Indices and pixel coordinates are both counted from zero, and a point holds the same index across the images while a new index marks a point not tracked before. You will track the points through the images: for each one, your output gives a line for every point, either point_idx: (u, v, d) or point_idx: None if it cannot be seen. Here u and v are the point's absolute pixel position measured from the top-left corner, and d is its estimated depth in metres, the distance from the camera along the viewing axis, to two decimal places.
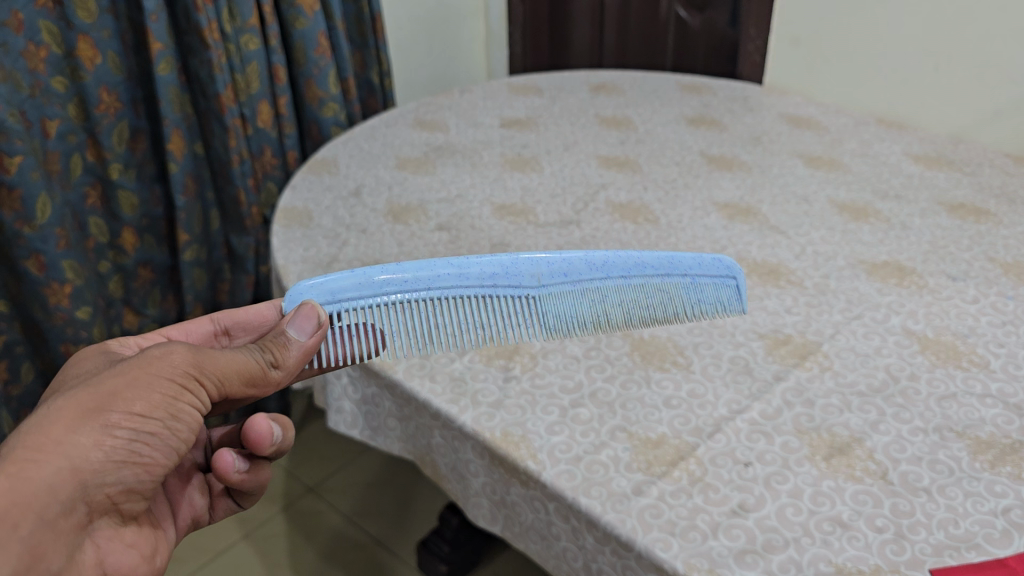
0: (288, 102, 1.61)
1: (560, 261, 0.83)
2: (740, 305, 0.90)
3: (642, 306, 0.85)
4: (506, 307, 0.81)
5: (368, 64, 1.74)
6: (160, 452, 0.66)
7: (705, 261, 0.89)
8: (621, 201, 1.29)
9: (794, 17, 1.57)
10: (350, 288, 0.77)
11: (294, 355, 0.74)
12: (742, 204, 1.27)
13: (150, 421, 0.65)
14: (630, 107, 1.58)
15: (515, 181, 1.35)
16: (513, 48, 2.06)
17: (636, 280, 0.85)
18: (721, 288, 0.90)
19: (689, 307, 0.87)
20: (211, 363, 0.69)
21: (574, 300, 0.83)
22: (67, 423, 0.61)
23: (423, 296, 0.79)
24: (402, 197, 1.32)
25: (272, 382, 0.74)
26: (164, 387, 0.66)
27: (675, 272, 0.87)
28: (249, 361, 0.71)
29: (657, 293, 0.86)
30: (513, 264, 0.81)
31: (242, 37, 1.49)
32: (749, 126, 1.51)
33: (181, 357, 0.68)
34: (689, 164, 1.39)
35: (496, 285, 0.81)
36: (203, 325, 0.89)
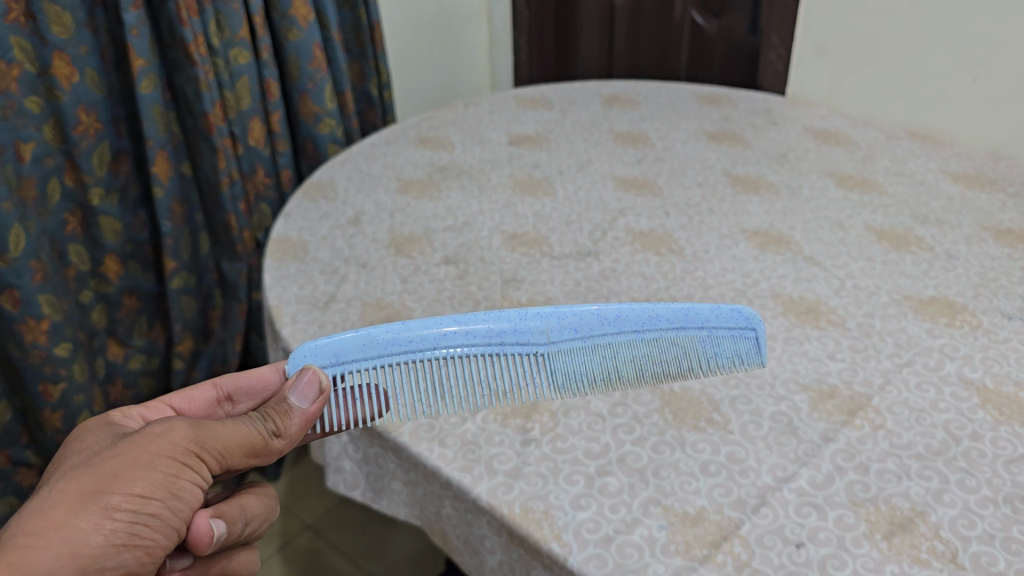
0: (281, 118, 1.51)
1: (570, 315, 0.72)
2: (759, 359, 0.76)
3: (654, 363, 0.74)
4: (514, 367, 0.71)
5: (366, 76, 1.65)
6: (162, 535, 0.61)
7: (722, 312, 0.76)
8: (641, 229, 1.19)
9: (818, 23, 1.47)
10: (354, 349, 0.69)
11: (296, 424, 0.67)
12: (773, 232, 1.18)
13: (151, 502, 0.60)
14: (646, 121, 1.49)
15: (525, 208, 1.25)
16: (519, 54, 1.96)
17: (652, 334, 0.74)
18: (739, 338, 0.77)
19: (704, 361, 0.75)
20: (214, 437, 0.64)
21: (586, 358, 0.73)
22: (67, 507, 0.57)
23: (429, 357, 0.70)
24: (404, 225, 1.22)
25: (276, 453, 0.68)
26: (165, 466, 0.61)
27: (690, 326, 0.75)
28: (252, 432, 0.66)
29: (672, 348, 0.74)
30: (522, 320, 0.71)
31: (231, 50, 1.40)
32: (774, 142, 1.42)
33: (182, 431, 0.63)
34: (713, 185, 1.29)
35: (504, 342, 0.71)
36: (204, 391, 0.80)
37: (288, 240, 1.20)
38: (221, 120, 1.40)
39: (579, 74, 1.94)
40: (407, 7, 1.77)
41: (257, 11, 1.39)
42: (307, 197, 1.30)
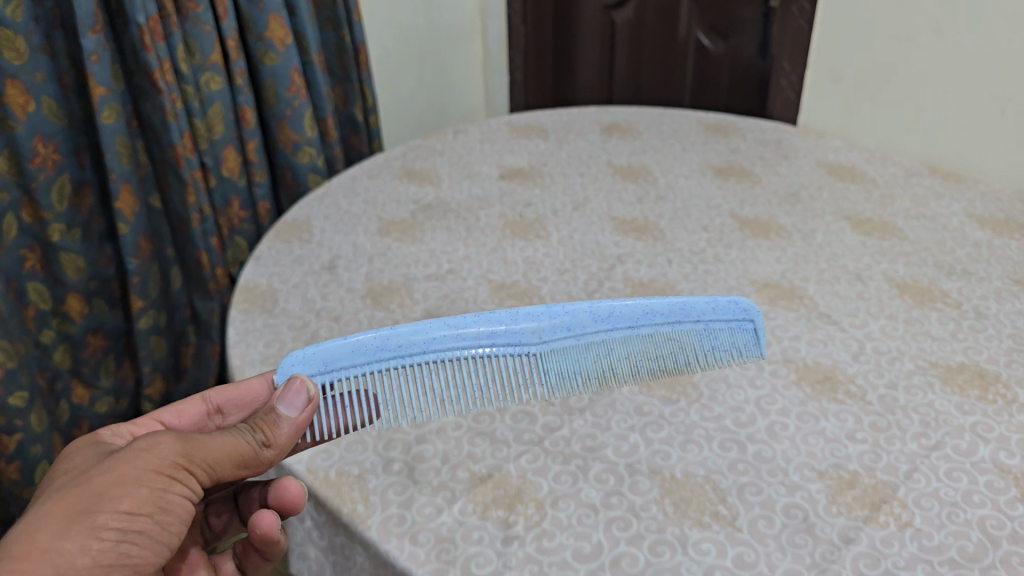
0: (257, 147, 1.42)
1: (561, 313, 0.72)
2: (759, 352, 0.76)
3: (650, 357, 0.74)
4: (503, 369, 0.71)
5: (350, 100, 1.55)
6: (149, 551, 0.60)
7: (718, 304, 0.76)
8: (640, 279, 1.09)
9: (833, 48, 1.37)
10: (343, 355, 0.70)
11: (285, 433, 0.67)
12: (784, 284, 1.08)
13: (139, 519, 0.59)
14: (647, 153, 1.39)
15: (516, 253, 1.15)
16: (514, 73, 1.86)
17: (646, 329, 0.74)
18: (737, 332, 0.76)
19: (702, 355, 0.75)
20: (203, 449, 0.63)
21: (578, 356, 0.73)
22: (53, 529, 0.56)
23: (419, 360, 0.71)
24: (383, 273, 1.12)
25: (266, 463, 0.67)
26: (151, 481, 0.60)
27: (685, 319, 0.75)
28: (241, 443, 0.65)
29: (667, 341, 0.75)
30: (513, 322, 0.71)
31: (202, 76, 1.31)
32: (785, 178, 1.32)
33: (169, 445, 0.62)
34: (719, 229, 1.20)
35: (494, 343, 0.71)
36: (194, 405, 0.79)
37: (257, 287, 1.10)
38: (191, 151, 1.31)
39: (578, 101, 1.88)
40: (394, 27, 1.67)
41: (231, 34, 1.30)
42: (281, 238, 1.20)
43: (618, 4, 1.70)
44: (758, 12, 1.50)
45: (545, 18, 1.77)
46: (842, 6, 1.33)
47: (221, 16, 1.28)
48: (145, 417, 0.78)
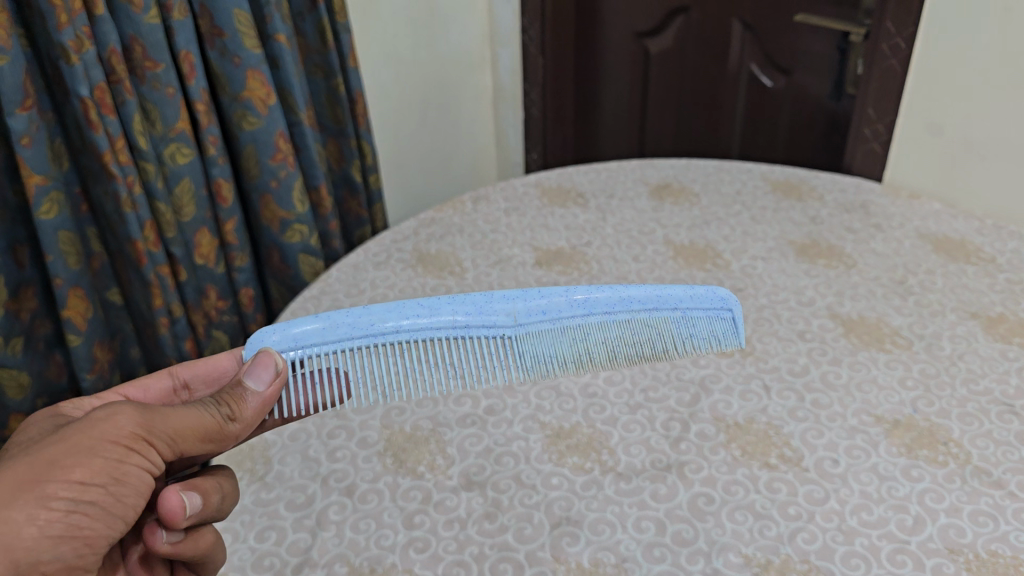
0: (238, 226, 1.17)
1: (537, 297, 0.71)
2: (736, 339, 0.74)
3: (630, 344, 0.72)
4: (479, 351, 0.69)
5: (346, 157, 1.29)
6: (103, 523, 0.57)
7: (696, 292, 0.74)
8: (735, 420, 0.86)
9: (928, 94, 1.14)
10: (314, 332, 0.67)
11: (251, 408, 0.64)
12: (919, 422, 0.85)
13: (90, 490, 0.56)
14: (711, 223, 1.15)
15: (571, 381, 0.91)
16: (531, 108, 1.58)
17: (623, 315, 0.72)
18: (714, 319, 0.75)
19: (679, 343, 0.73)
20: (165, 421, 0.60)
21: (555, 341, 0.71)
22: (0, 496, 0.54)
23: (391, 340, 0.68)
24: (402, 419, 0.88)
25: (231, 437, 0.64)
26: (106, 451, 0.57)
27: (664, 306, 0.73)
28: (207, 416, 0.62)
29: (642, 329, 0.73)
30: (487, 303, 0.70)
31: (166, 148, 1.05)
32: (883, 257, 1.08)
33: (128, 416, 0.59)
34: (818, 335, 0.96)
35: (467, 325, 0.69)
36: (162, 379, 0.75)
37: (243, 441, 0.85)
38: (157, 244, 1.05)
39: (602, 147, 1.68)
40: (393, 63, 1.43)
41: (200, 96, 1.05)
42: None
43: (652, 31, 1.50)
44: (832, 47, 1.33)
45: (564, 48, 1.52)
46: (941, 43, 1.10)
47: (187, 76, 1.03)
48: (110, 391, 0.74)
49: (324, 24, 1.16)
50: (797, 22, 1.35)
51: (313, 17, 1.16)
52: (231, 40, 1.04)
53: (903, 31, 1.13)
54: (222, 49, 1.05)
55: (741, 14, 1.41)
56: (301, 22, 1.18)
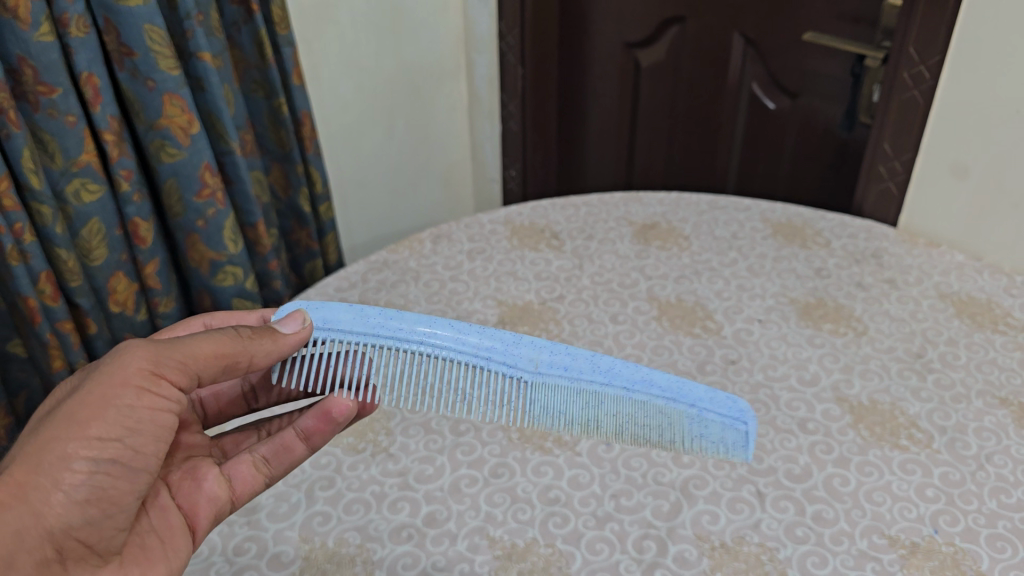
0: (161, 267, 1.02)
1: (565, 352, 0.66)
2: (744, 453, 0.66)
3: (638, 424, 0.66)
4: (488, 386, 0.65)
5: (293, 185, 1.15)
6: (127, 480, 0.56)
7: (715, 396, 0.65)
8: (722, 541, 0.72)
9: (955, 131, 0.99)
10: (342, 318, 0.65)
11: (271, 338, 0.63)
12: (941, 546, 0.71)
13: (108, 446, 0.55)
14: (702, 275, 1.01)
15: (530, 482, 0.77)
16: (507, 122, 1.42)
17: (642, 396, 0.65)
18: (726, 426, 0.65)
19: (687, 440, 0.66)
20: (173, 350, 0.59)
21: (568, 399, 0.66)
22: (24, 464, 0.53)
23: (411, 351, 0.65)
24: (326, 530, 0.74)
25: (254, 358, 0.62)
26: (119, 397, 0.56)
27: (682, 400, 0.65)
28: (222, 339, 0.61)
29: (656, 416, 0.66)
30: (514, 344, 0.65)
31: (70, 185, 0.90)
32: (898, 322, 0.94)
33: (135, 355, 0.58)
34: (822, 422, 0.82)
35: (486, 359, 0.65)
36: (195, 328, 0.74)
37: None
38: (55, 297, 0.91)
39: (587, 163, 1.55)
40: (352, 76, 1.28)
41: (108, 125, 0.90)
42: None
43: (643, 42, 1.37)
44: (844, 69, 1.22)
45: (543, 58, 1.37)
46: (971, 73, 0.95)
47: (91, 102, 0.88)
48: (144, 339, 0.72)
49: (262, 37, 1.01)
50: (806, 41, 1.24)
51: (250, 28, 1.01)
52: (142, 60, 0.89)
53: (927, 60, 0.97)
54: (132, 70, 0.89)
55: (742, 26, 1.28)
56: (236, 34, 1.02)
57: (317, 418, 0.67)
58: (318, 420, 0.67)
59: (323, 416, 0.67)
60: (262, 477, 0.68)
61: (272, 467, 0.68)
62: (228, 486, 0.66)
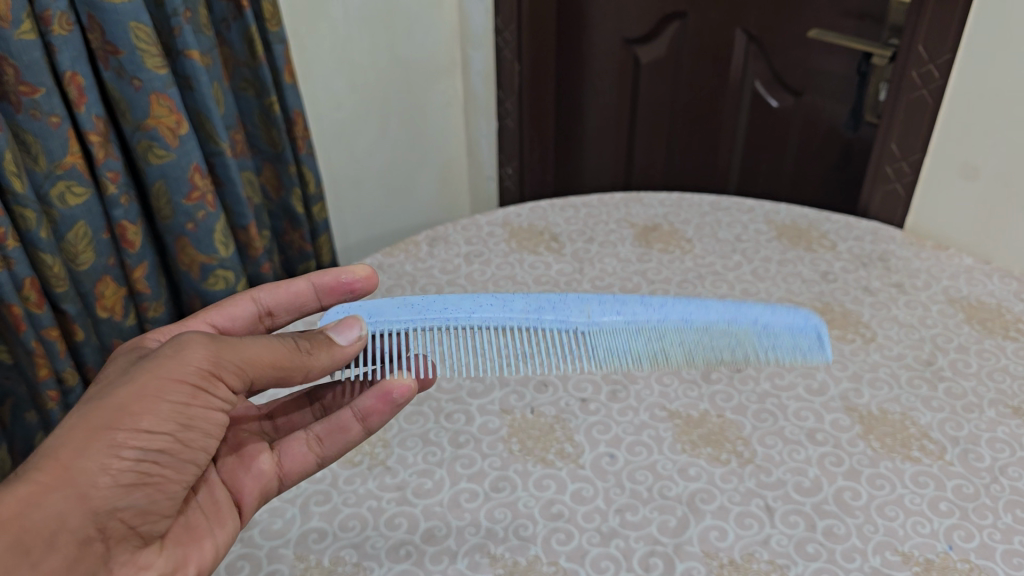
0: (150, 271, 0.99)
1: (612, 298, 0.70)
2: (823, 355, 0.70)
3: (706, 348, 0.70)
4: (550, 342, 0.69)
5: (286, 186, 1.12)
6: (173, 470, 0.57)
7: (777, 310, 0.71)
8: (730, 558, 0.69)
9: (964, 131, 0.97)
10: (387, 307, 0.68)
11: (326, 356, 0.63)
12: (957, 563, 0.68)
13: (159, 438, 0.55)
14: (705, 279, 1.00)
15: (532, 496, 0.75)
16: (504, 119, 1.39)
17: (702, 323, 0.70)
18: (795, 335, 0.71)
19: (759, 353, 0.70)
20: (234, 351, 0.59)
21: (629, 338, 0.69)
22: (75, 444, 0.52)
23: (463, 324, 0.69)
24: (322, 548, 0.71)
25: (305, 374, 0.62)
26: (174, 393, 0.56)
27: (743, 318, 0.70)
28: (281, 346, 0.61)
29: (726, 337, 0.70)
30: (563, 301, 0.70)
31: (56, 187, 0.87)
32: (906, 328, 0.92)
33: (197, 351, 0.57)
34: (831, 431, 0.80)
35: (540, 318, 0.69)
36: (243, 305, 0.74)
37: None
38: (39, 304, 0.88)
39: (585, 161, 1.52)
40: (347, 72, 1.25)
41: (93, 126, 0.87)
42: None
43: (641, 38, 1.35)
44: (850, 66, 1.20)
45: (540, 53, 1.34)
46: (982, 71, 0.92)
47: (75, 102, 0.85)
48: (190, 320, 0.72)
49: (252, 34, 0.98)
50: (811, 38, 1.22)
51: (240, 24, 0.98)
52: (128, 59, 0.86)
53: (937, 58, 0.95)
54: (118, 69, 0.86)
55: (744, 22, 1.27)
56: (226, 30, 0.99)
57: (377, 398, 0.66)
58: (377, 402, 0.66)
59: (382, 398, 0.66)
60: (314, 456, 0.68)
61: (325, 447, 0.68)
62: (277, 464, 0.67)
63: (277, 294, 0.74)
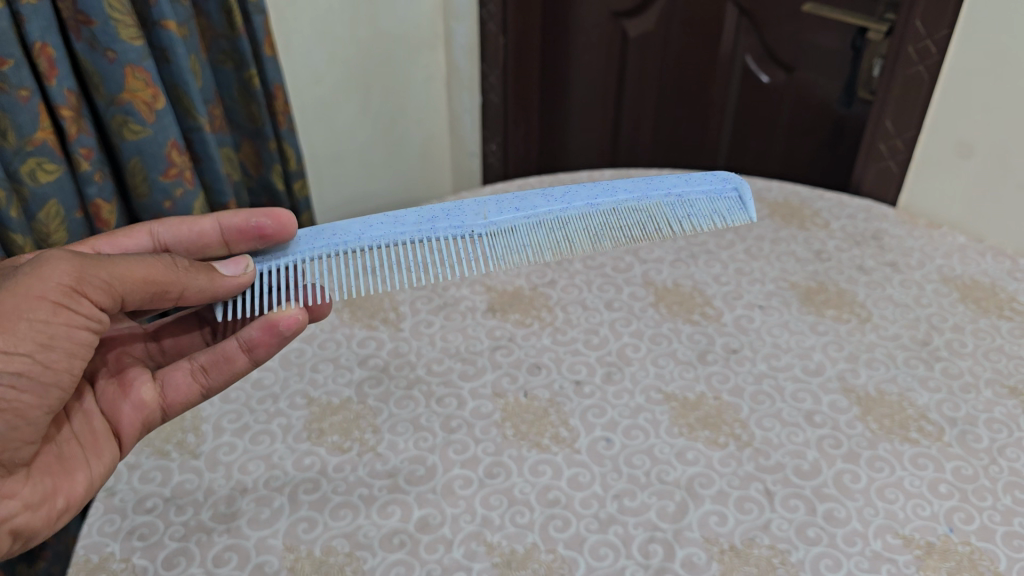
0: None
1: (508, 199, 0.69)
2: (745, 214, 0.70)
3: (615, 229, 0.68)
4: (451, 250, 0.66)
5: (265, 162, 1.09)
6: (34, 395, 0.55)
7: (688, 178, 0.72)
8: (731, 544, 0.67)
9: (961, 107, 0.96)
10: (277, 246, 0.67)
11: (201, 280, 0.61)
12: (957, 546, 0.67)
13: (15, 358, 0.53)
14: (697, 260, 0.99)
15: (528, 482, 0.73)
16: (488, 94, 1.36)
17: (605, 205, 0.69)
18: (716, 199, 0.71)
19: (675, 221, 0.69)
20: (100, 268, 0.57)
21: (531, 231, 0.68)
22: None
23: (354, 244, 0.66)
24: (312, 538, 0.69)
25: (174, 295, 0.61)
26: (33, 307, 0.54)
27: (653, 192, 0.70)
28: (150, 267, 0.59)
29: (633, 216, 0.69)
30: (457, 208, 0.68)
31: (27, 165, 0.83)
32: (899, 307, 0.91)
33: (58, 267, 0.55)
34: (828, 410, 0.79)
35: (436, 227, 0.67)
36: (139, 238, 0.70)
37: (103, 570, 0.67)
38: None
39: (571, 139, 1.50)
40: (327, 45, 1.21)
41: (64, 99, 0.83)
42: (151, 450, 0.78)
43: (631, 12, 1.33)
44: (842, 42, 1.19)
45: (526, 25, 1.31)
46: (979, 47, 0.91)
47: (46, 74, 0.81)
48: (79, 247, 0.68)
49: (230, 4, 0.94)
50: (805, 13, 1.21)
51: None
52: (102, 29, 0.82)
53: (934, 33, 0.93)
54: (91, 40, 0.82)
55: None
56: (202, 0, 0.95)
57: (262, 330, 0.65)
58: (264, 331, 0.65)
59: (269, 329, 0.65)
60: (198, 386, 0.68)
61: (211, 377, 0.68)
62: (159, 395, 0.68)
63: (175, 230, 0.70)
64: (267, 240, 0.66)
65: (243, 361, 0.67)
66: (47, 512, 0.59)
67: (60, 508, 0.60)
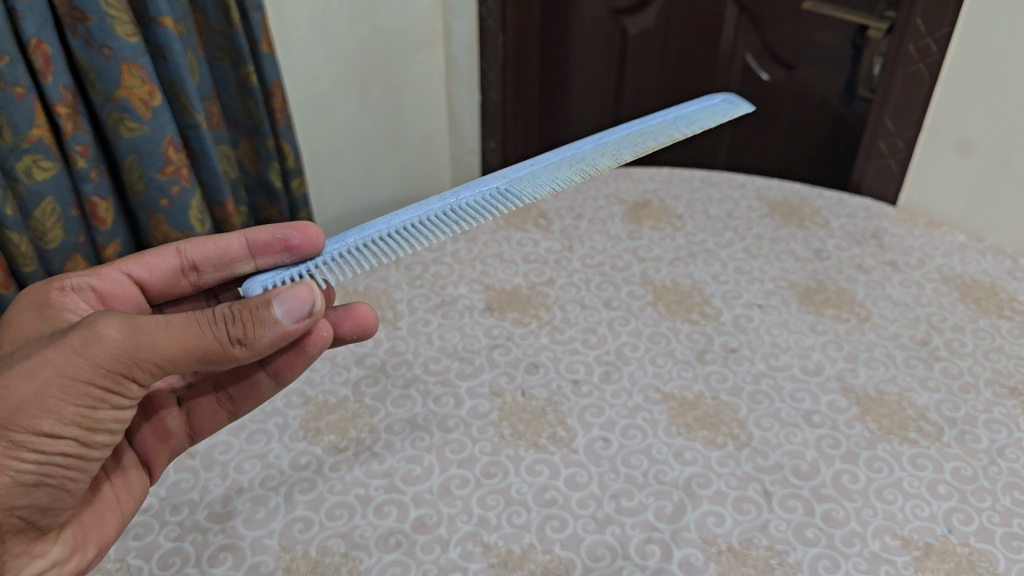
0: (121, 248, 0.96)
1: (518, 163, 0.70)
2: (743, 104, 0.80)
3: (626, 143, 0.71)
4: (480, 208, 0.64)
5: (263, 159, 1.08)
6: (76, 470, 0.53)
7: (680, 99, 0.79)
8: (729, 544, 0.67)
9: (960, 106, 0.96)
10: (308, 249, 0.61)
11: (268, 337, 0.53)
12: (956, 547, 0.67)
13: (60, 442, 0.51)
14: (696, 258, 0.99)
15: (525, 482, 0.72)
16: (487, 91, 1.37)
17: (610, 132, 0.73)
18: (710, 106, 0.79)
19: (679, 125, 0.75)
20: (150, 351, 0.51)
21: (550, 175, 0.68)
22: None
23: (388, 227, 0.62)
24: (308, 538, 0.68)
25: (234, 358, 0.53)
26: (77, 396, 0.50)
27: (652, 117, 0.75)
28: (205, 339, 0.51)
29: (638, 138, 0.72)
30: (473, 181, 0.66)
31: (22, 163, 0.82)
32: (898, 306, 0.91)
33: (106, 351, 0.50)
34: (826, 410, 0.79)
35: (459, 194, 0.65)
36: (166, 257, 0.67)
37: (97, 569, 0.67)
38: (6, 284, 0.85)
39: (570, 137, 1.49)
40: (327, 42, 1.21)
41: (60, 96, 0.82)
42: None
43: (631, 9, 1.32)
44: (843, 40, 1.19)
45: (527, 23, 1.31)
46: (979, 46, 0.91)
47: (41, 71, 0.80)
48: (111, 268, 0.66)
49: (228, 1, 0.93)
50: (806, 11, 1.21)
51: None
52: (97, 26, 0.81)
53: (935, 32, 0.92)
54: (86, 37, 0.82)
55: None
56: None
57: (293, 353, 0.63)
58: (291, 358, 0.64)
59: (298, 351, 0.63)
60: (225, 412, 0.68)
61: (238, 404, 0.67)
62: (187, 423, 0.67)
63: (202, 249, 0.66)
64: (294, 252, 0.61)
65: (268, 389, 0.67)
66: (78, 561, 0.57)
67: (92, 556, 0.58)
